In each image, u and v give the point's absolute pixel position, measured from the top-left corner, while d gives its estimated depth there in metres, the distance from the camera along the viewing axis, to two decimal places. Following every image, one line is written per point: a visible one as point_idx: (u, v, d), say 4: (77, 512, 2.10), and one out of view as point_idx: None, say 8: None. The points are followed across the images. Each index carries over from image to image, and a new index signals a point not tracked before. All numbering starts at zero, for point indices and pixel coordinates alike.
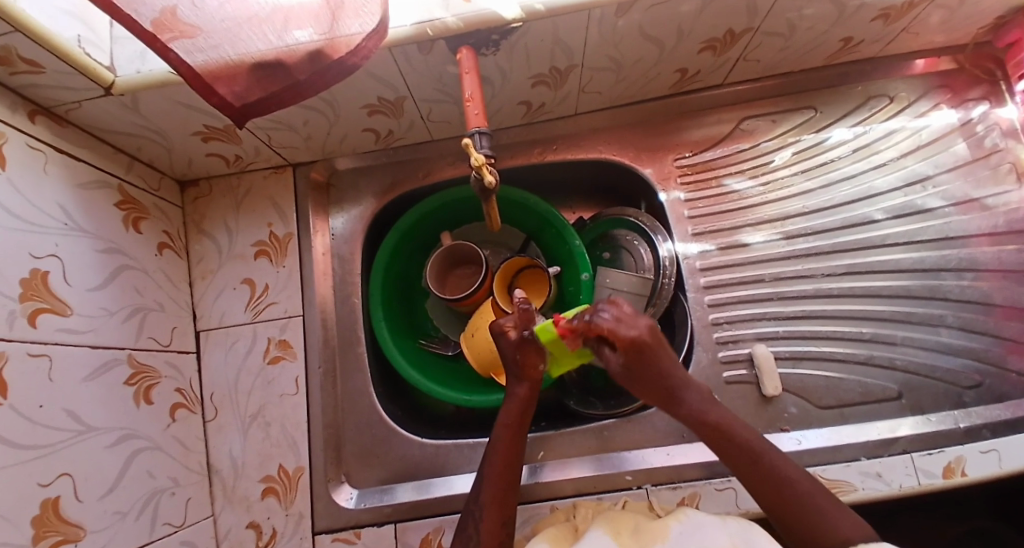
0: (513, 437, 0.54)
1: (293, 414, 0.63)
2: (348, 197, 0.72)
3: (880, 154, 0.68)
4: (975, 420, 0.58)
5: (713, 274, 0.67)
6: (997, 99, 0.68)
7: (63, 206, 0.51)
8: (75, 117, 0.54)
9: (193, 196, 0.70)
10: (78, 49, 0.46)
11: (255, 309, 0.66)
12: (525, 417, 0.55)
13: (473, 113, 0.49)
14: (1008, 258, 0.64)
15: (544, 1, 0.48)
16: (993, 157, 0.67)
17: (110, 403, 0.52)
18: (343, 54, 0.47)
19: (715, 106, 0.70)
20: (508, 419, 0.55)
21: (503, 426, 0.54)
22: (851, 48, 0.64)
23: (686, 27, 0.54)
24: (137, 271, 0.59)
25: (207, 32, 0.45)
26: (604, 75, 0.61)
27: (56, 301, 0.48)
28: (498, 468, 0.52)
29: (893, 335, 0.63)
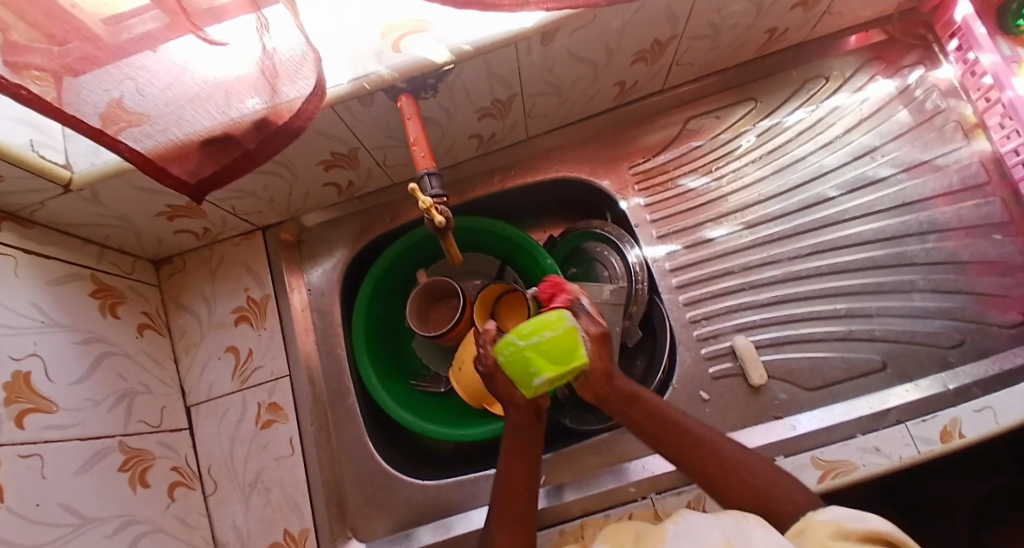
0: (521, 468, 0.53)
1: (291, 476, 0.63)
2: (319, 251, 0.73)
3: (827, 133, 0.70)
4: (964, 380, 0.58)
5: (684, 272, 0.68)
6: (932, 62, 0.70)
7: (38, 304, 0.52)
8: (40, 218, 0.55)
9: (168, 273, 0.72)
10: (31, 153, 0.48)
11: (241, 376, 0.67)
12: (532, 445, 0.55)
13: (420, 155, 0.51)
14: (968, 214, 0.65)
15: (471, 42, 0.50)
16: (937, 118, 0.68)
17: (106, 491, 0.52)
18: (286, 119, 0.49)
19: (660, 111, 0.72)
20: (513, 445, 0.55)
21: (507, 456, 0.54)
22: (779, 37, 0.67)
23: (613, 44, 0.56)
24: (119, 356, 0.60)
25: (153, 117, 0.47)
26: (546, 99, 0.63)
27: (41, 400, 0.49)
28: (510, 491, 0.52)
29: (868, 307, 0.64)
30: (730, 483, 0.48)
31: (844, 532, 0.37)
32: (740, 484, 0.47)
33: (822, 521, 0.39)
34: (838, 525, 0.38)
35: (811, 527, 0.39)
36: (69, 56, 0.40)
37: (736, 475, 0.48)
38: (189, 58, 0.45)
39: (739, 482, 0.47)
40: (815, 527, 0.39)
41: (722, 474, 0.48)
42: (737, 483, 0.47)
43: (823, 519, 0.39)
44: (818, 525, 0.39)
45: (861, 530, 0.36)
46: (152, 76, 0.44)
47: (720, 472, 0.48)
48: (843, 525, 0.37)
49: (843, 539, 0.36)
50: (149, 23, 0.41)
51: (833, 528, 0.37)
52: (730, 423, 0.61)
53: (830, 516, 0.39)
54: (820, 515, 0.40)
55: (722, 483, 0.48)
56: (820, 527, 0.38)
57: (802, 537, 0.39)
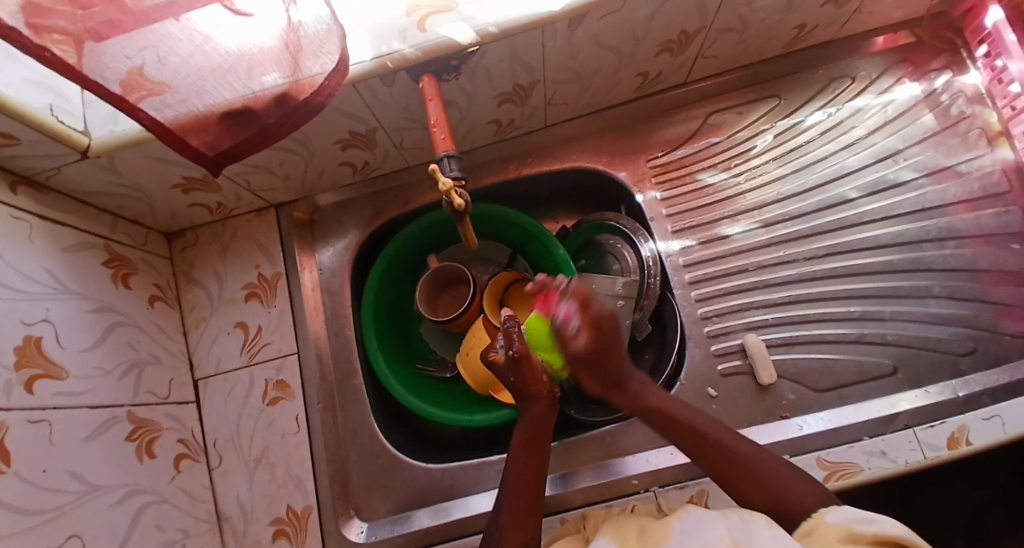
0: (533, 456, 0.53)
1: (296, 454, 0.63)
2: (332, 231, 0.73)
3: (849, 134, 0.69)
4: (975, 387, 0.58)
5: (698, 268, 0.68)
6: (959, 67, 0.69)
7: (51, 271, 0.52)
8: (56, 184, 0.55)
9: (180, 247, 0.72)
10: (51, 118, 0.48)
11: (250, 352, 0.67)
12: (541, 436, 0.55)
13: (440, 137, 0.51)
14: (987, 222, 0.64)
15: (497, 23, 0.49)
16: (961, 124, 0.67)
17: (113, 460, 0.52)
18: (307, 95, 0.48)
19: (681, 105, 0.71)
20: (524, 439, 0.55)
21: (519, 445, 0.55)
22: (806, 35, 0.66)
23: (639, 32, 0.55)
24: (130, 326, 0.60)
25: (174, 87, 0.46)
26: (567, 87, 0.62)
27: (51, 366, 0.49)
28: (519, 482, 0.52)
29: (882, 311, 0.63)
30: (738, 477, 0.48)
31: (853, 536, 0.37)
32: (750, 480, 0.47)
33: (832, 524, 0.39)
34: (847, 529, 0.38)
35: (821, 529, 0.39)
36: (93, 20, 0.41)
37: (744, 471, 0.47)
38: (211, 27, 0.46)
39: (749, 479, 0.47)
40: (823, 530, 0.39)
41: (732, 471, 0.48)
42: (745, 480, 0.47)
43: (833, 522, 0.39)
44: (826, 529, 0.39)
45: (869, 533, 0.36)
46: (175, 44, 0.45)
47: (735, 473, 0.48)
48: (853, 529, 0.37)
49: (851, 542, 0.36)
50: None
51: (841, 532, 0.38)
52: (736, 420, 0.61)
53: (842, 517, 0.39)
54: (833, 515, 0.40)
55: (735, 482, 0.48)
56: (829, 530, 0.39)
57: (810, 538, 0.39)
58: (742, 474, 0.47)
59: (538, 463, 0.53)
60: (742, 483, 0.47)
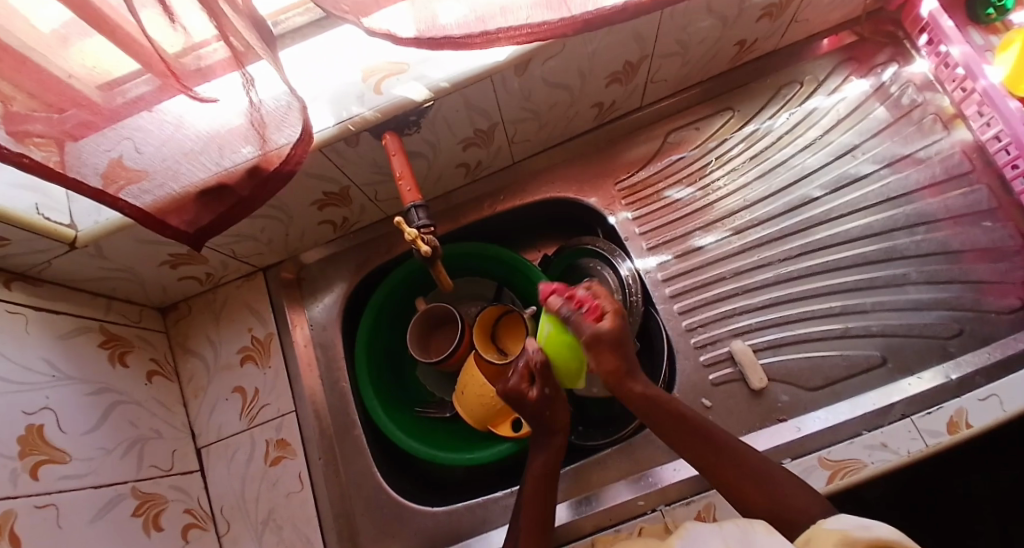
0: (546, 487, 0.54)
1: (303, 512, 0.64)
2: (319, 287, 0.75)
3: (807, 135, 0.71)
4: (966, 369, 0.58)
5: (677, 282, 0.69)
6: (904, 58, 0.71)
7: (49, 359, 0.54)
8: (48, 275, 0.58)
9: (174, 319, 0.74)
10: (36, 216, 0.51)
11: (249, 415, 0.68)
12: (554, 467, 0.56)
13: (407, 189, 0.53)
14: (954, 204, 0.65)
15: (448, 78, 0.52)
16: (914, 112, 0.69)
17: (121, 537, 0.53)
18: (277, 164, 0.51)
19: (640, 127, 0.74)
20: (541, 470, 0.56)
21: (534, 476, 0.56)
22: (750, 48, 0.69)
23: (586, 68, 0.58)
24: (130, 403, 0.62)
25: (152, 173, 0.49)
26: (526, 124, 0.65)
27: (54, 451, 0.51)
28: (536, 517, 0.52)
29: (863, 303, 0.64)
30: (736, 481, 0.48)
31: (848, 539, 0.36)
32: (753, 484, 0.47)
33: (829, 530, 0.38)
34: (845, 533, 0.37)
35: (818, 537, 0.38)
36: (67, 122, 0.43)
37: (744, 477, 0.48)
38: (186, 111, 0.47)
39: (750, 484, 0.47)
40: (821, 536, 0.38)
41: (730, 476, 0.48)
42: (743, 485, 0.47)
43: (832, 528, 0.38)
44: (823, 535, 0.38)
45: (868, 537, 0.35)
46: (146, 135, 0.47)
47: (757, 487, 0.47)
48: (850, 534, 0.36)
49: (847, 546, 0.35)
50: (142, 86, 0.45)
51: (837, 537, 0.36)
52: (734, 429, 0.61)
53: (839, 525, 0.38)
54: (830, 523, 0.39)
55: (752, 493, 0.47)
56: (827, 535, 0.37)
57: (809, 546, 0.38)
58: (739, 479, 0.48)
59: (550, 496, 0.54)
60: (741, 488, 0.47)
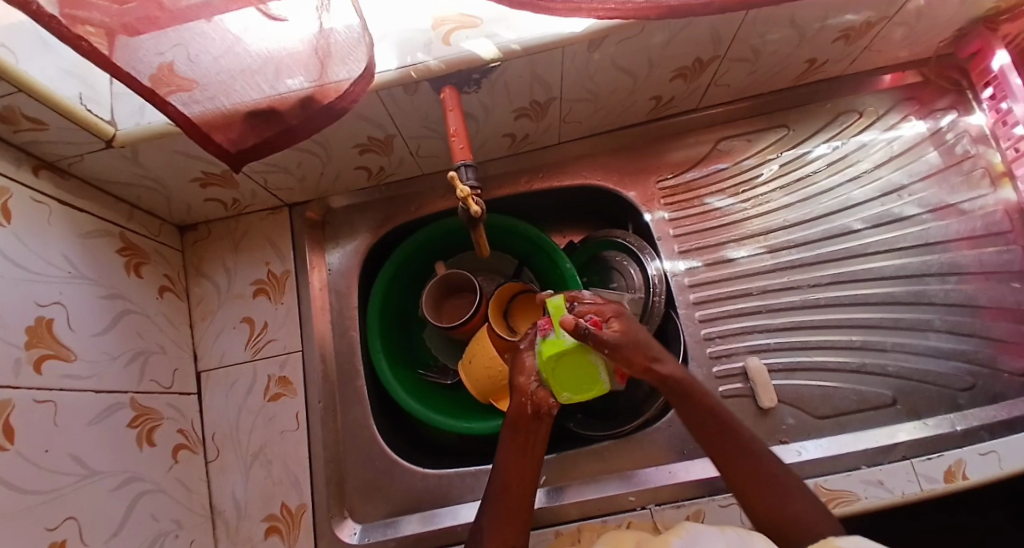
0: (526, 461, 0.53)
1: (295, 451, 0.64)
2: (342, 233, 0.74)
3: (855, 167, 0.71)
4: (972, 422, 0.58)
5: (702, 290, 0.69)
6: (964, 108, 0.70)
7: (67, 256, 0.53)
8: (77, 170, 0.56)
9: (192, 240, 0.73)
10: (79, 106, 0.49)
11: (254, 347, 0.67)
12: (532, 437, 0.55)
13: (459, 146, 0.52)
14: (988, 260, 0.65)
15: (518, 41, 0.51)
16: (965, 162, 0.69)
17: (115, 445, 0.53)
18: (332, 99, 0.49)
19: (692, 129, 0.73)
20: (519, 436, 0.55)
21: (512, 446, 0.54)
22: (817, 68, 0.68)
23: (656, 57, 0.57)
24: (139, 315, 0.61)
25: (203, 84, 0.47)
26: (582, 105, 0.64)
27: (60, 348, 0.50)
28: (507, 484, 0.52)
29: (883, 342, 0.64)
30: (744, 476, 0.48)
31: None
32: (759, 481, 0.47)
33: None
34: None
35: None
36: (129, 15, 0.41)
37: (755, 473, 0.48)
38: (245, 30, 0.47)
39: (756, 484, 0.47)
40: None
41: (742, 471, 0.48)
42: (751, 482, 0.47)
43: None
44: None
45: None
46: (207, 43, 0.46)
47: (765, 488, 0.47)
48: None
49: None
50: None
51: None
52: None
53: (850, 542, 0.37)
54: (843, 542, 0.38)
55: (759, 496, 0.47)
56: None
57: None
58: (746, 475, 0.48)
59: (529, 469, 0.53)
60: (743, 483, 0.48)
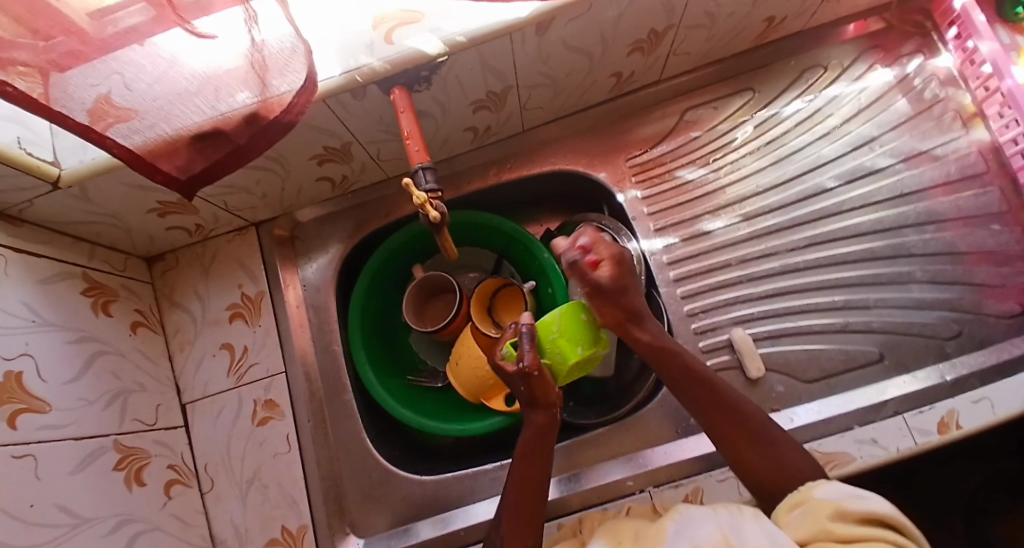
0: (536, 461, 0.52)
1: (288, 473, 0.63)
2: (314, 247, 0.73)
3: (826, 123, 0.69)
4: (961, 371, 0.58)
5: (681, 265, 0.68)
6: (930, 51, 0.69)
7: (29, 303, 0.52)
8: (29, 216, 0.55)
9: (161, 270, 0.71)
10: (18, 150, 0.47)
11: (236, 374, 0.66)
12: (547, 443, 0.53)
13: (414, 149, 0.50)
14: (965, 204, 0.65)
15: (464, 33, 0.49)
16: (935, 107, 0.68)
17: (103, 491, 0.52)
18: (276, 113, 0.48)
19: (656, 102, 0.72)
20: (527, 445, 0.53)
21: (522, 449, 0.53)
22: (776, 26, 0.66)
23: (609, 34, 0.55)
24: (113, 354, 0.60)
25: (142, 112, 0.46)
26: (541, 90, 0.62)
27: (33, 400, 0.48)
28: (520, 483, 0.51)
29: (866, 299, 0.63)
30: (722, 429, 0.50)
31: (842, 513, 0.37)
32: (751, 445, 0.48)
33: (822, 500, 0.39)
34: (838, 505, 0.38)
35: (811, 502, 0.40)
36: (54, 51, 0.39)
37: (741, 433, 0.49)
38: (177, 49, 0.44)
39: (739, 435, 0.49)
40: (814, 504, 0.39)
41: (731, 436, 0.49)
42: (740, 444, 0.49)
43: (823, 498, 0.39)
44: (817, 502, 0.39)
45: (860, 512, 0.36)
46: (138, 70, 0.43)
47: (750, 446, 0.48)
48: (843, 506, 0.37)
49: (841, 520, 0.37)
50: (136, 16, 0.40)
51: (832, 508, 0.38)
52: None
53: (830, 493, 0.39)
54: (821, 492, 0.40)
55: (743, 453, 0.48)
56: (819, 505, 0.39)
57: (800, 510, 0.40)
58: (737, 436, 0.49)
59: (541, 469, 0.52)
60: (728, 436, 0.49)
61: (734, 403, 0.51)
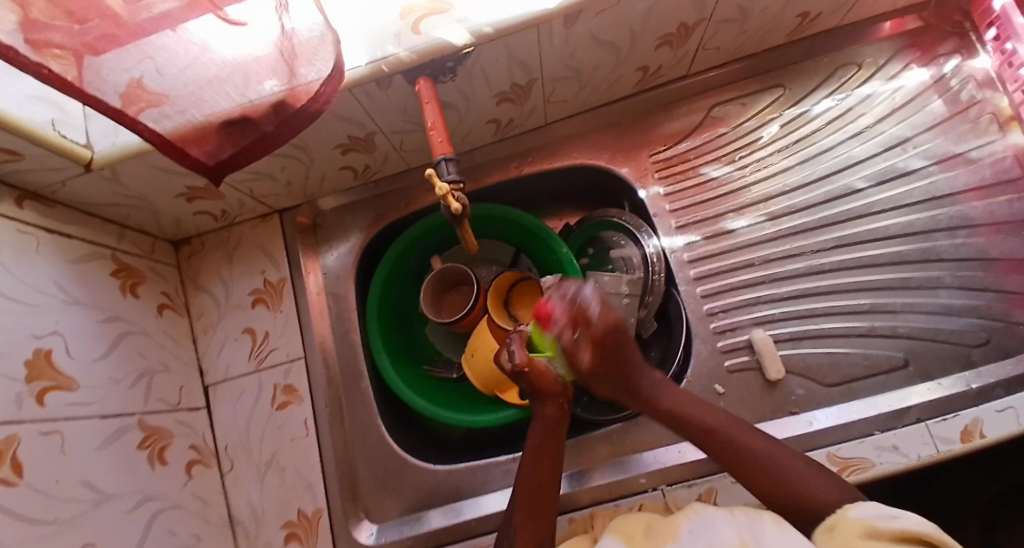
0: (546, 459, 0.52)
1: (305, 456, 0.64)
2: (335, 235, 0.73)
3: (857, 123, 0.68)
4: (988, 379, 0.56)
5: (703, 264, 0.67)
6: (969, 51, 0.67)
7: (59, 283, 0.53)
8: (62, 197, 0.56)
9: (187, 254, 0.73)
10: (52, 132, 0.48)
11: (257, 358, 0.68)
12: (556, 437, 0.53)
13: (438, 140, 0.51)
14: (1000, 210, 0.63)
15: (491, 24, 0.49)
16: (972, 109, 0.66)
17: (126, 468, 0.53)
18: (304, 101, 0.48)
19: (682, 98, 0.70)
20: (537, 439, 0.53)
21: (531, 447, 0.53)
22: (810, 22, 0.64)
23: (637, 28, 0.55)
24: (139, 335, 0.61)
25: (173, 97, 0.46)
26: (566, 84, 0.62)
27: (61, 377, 0.50)
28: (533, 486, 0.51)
29: (892, 303, 0.62)
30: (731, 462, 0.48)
31: (873, 531, 0.36)
32: (762, 476, 0.46)
33: (853, 520, 0.38)
34: (868, 525, 0.37)
35: (842, 523, 0.38)
36: (89, 34, 0.40)
37: (747, 466, 0.47)
38: (210, 36, 0.45)
39: (744, 466, 0.47)
40: (845, 524, 0.38)
41: (743, 470, 0.47)
42: (726, 453, 0.48)
43: (856, 517, 0.38)
44: (849, 523, 0.38)
45: (892, 530, 0.35)
46: (171, 55, 0.44)
47: (765, 477, 0.46)
48: (874, 524, 0.36)
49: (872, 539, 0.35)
50: (169, 2, 0.42)
51: (862, 527, 0.37)
52: (745, 417, 0.60)
53: (865, 513, 0.38)
54: (855, 511, 0.39)
55: (755, 483, 0.46)
56: (851, 526, 0.38)
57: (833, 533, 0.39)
58: (747, 467, 0.47)
59: (551, 466, 0.52)
60: (738, 468, 0.47)
61: (736, 438, 0.49)
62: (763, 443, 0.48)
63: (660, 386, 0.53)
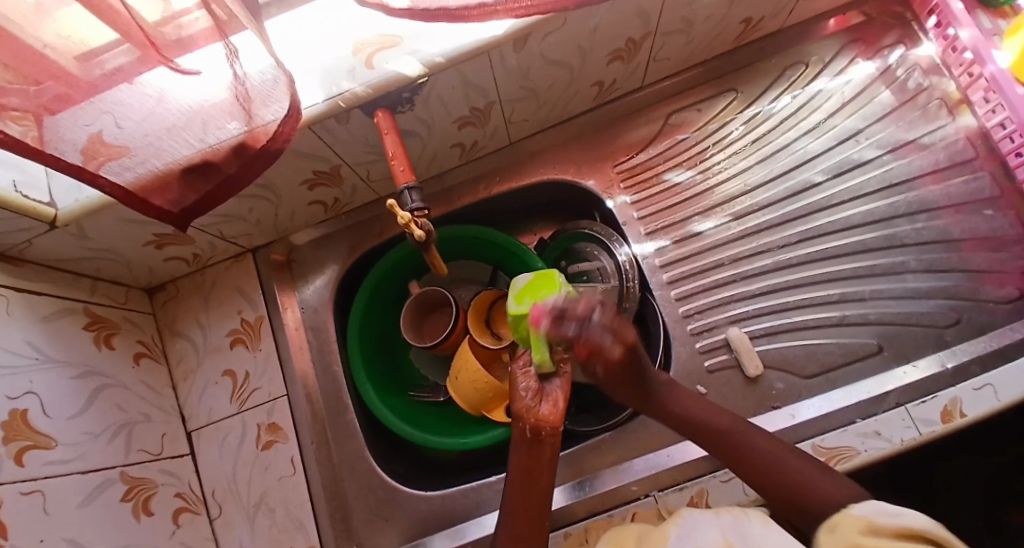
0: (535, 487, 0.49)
1: (295, 494, 0.63)
2: (310, 269, 0.74)
3: (811, 118, 0.70)
4: (963, 357, 0.58)
5: (674, 268, 0.68)
6: (911, 41, 0.69)
7: (31, 341, 0.53)
8: (29, 255, 0.56)
9: (162, 301, 0.72)
10: (15, 194, 0.49)
11: (239, 399, 0.67)
12: (540, 461, 0.50)
13: (400, 170, 0.51)
14: (956, 191, 0.64)
15: (443, 53, 0.50)
16: (920, 96, 0.68)
17: (111, 523, 0.52)
18: (263, 142, 0.49)
19: (640, 108, 0.72)
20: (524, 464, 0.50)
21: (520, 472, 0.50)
22: (754, 27, 0.67)
23: (586, 45, 0.56)
24: (116, 387, 0.61)
25: (133, 149, 0.47)
26: (525, 103, 0.63)
27: (39, 436, 0.49)
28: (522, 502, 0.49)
29: (861, 291, 0.63)
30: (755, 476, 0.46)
31: (875, 528, 0.36)
32: (785, 487, 0.45)
33: (856, 516, 0.38)
34: (871, 521, 0.37)
35: (844, 520, 0.39)
36: (46, 95, 0.40)
37: (771, 478, 0.45)
38: (167, 83, 0.45)
39: (770, 479, 0.45)
40: (847, 521, 0.39)
41: (767, 482, 0.46)
42: (749, 469, 0.47)
43: (858, 514, 0.39)
44: (850, 520, 0.38)
45: (894, 526, 0.35)
46: (127, 109, 0.44)
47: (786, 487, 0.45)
48: (875, 522, 0.37)
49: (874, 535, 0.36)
50: (121, 57, 0.42)
51: (864, 524, 0.37)
52: None
53: (867, 511, 0.38)
54: (858, 509, 0.39)
55: (779, 494, 0.45)
56: (853, 522, 0.38)
57: (834, 531, 0.39)
58: (772, 480, 0.45)
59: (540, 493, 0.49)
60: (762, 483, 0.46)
61: (751, 446, 0.47)
62: (777, 451, 0.47)
63: (674, 391, 0.51)
